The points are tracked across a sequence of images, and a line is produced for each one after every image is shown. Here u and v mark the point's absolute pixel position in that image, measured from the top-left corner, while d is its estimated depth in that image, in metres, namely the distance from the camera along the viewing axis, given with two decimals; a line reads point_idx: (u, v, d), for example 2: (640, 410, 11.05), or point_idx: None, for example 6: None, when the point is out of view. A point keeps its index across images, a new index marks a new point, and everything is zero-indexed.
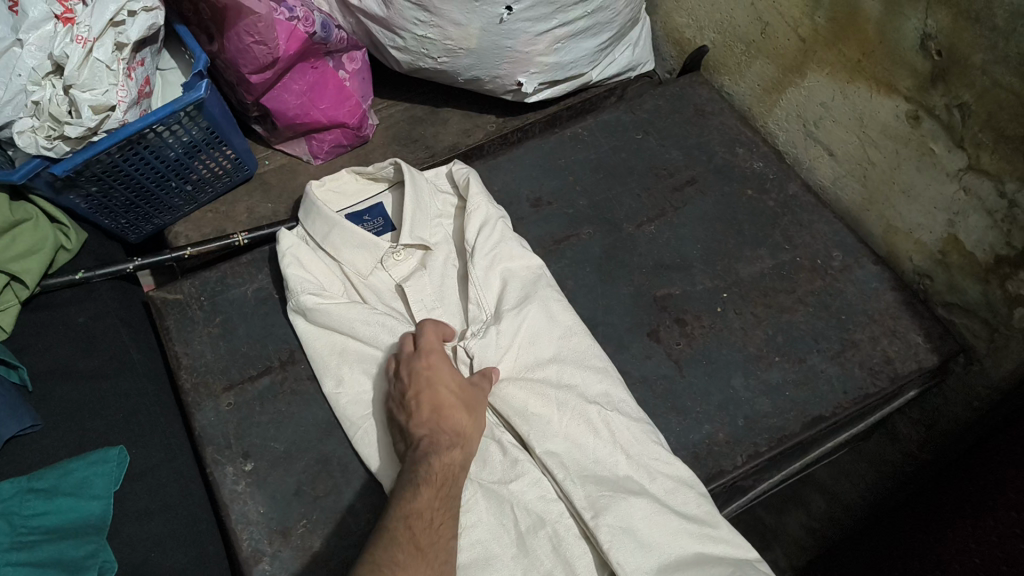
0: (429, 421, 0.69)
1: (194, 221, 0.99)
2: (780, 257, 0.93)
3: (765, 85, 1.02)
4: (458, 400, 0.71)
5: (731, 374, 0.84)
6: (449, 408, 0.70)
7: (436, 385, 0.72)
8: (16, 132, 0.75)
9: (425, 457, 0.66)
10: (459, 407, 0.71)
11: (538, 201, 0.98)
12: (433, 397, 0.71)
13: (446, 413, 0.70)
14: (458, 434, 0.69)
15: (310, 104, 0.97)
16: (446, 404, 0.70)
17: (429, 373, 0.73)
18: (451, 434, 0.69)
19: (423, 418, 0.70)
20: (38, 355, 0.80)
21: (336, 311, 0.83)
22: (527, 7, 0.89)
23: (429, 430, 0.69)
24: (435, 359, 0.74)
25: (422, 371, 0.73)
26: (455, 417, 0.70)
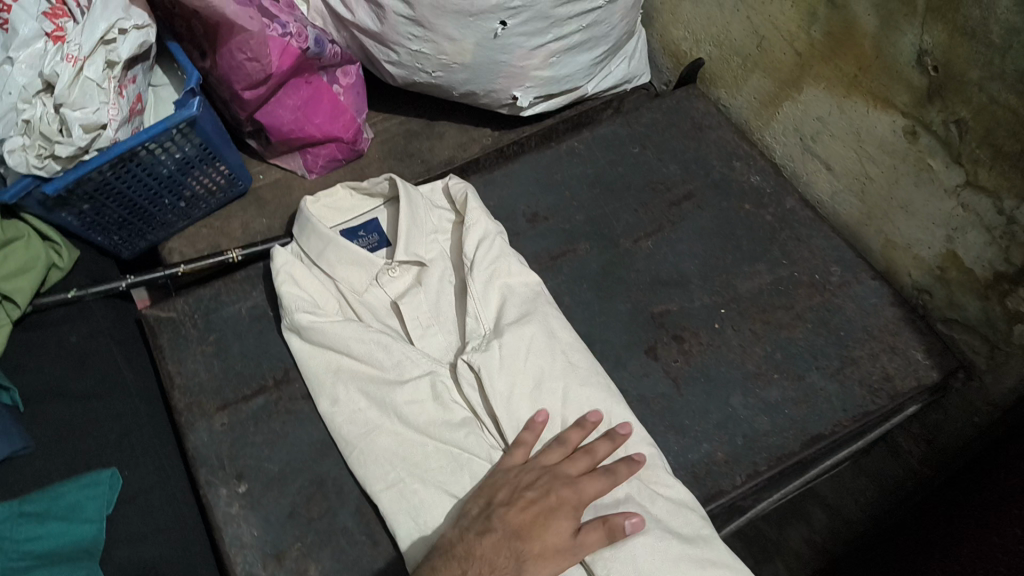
0: (501, 532, 0.68)
1: (188, 238, 0.99)
2: (779, 272, 0.92)
3: (762, 99, 1.02)
4: (551, 533, 0.68)
5: (730, 392, 0.83)
6: (541, 537, 0.68)
7: (551, 520, 0.69)
8: (6, 150, 0.74)
9: (472, 552, 0.67)
10: (546, 547, 0.68)
11: (534, 216, 0.97)
12: (537, 519, 0.69)
13: (533, 545, 0.68)
14: (520, 557, 0.67)
15: (304, 119, 0.96)
16: (535, 532, 0.68)
17: (558, 497, 0.70)
18: (521, 564, 0.67)
19: (510, 519, 0.69)
20: (29, 375, 0.79)
21: (330, 329, 0.83)
22: (521, 22, 0.89)
23: (502, 531, 0.68)
24: (581, 494, 0.71)
25: (550, 492, 0.70)
26: (536, 546, 0.68)
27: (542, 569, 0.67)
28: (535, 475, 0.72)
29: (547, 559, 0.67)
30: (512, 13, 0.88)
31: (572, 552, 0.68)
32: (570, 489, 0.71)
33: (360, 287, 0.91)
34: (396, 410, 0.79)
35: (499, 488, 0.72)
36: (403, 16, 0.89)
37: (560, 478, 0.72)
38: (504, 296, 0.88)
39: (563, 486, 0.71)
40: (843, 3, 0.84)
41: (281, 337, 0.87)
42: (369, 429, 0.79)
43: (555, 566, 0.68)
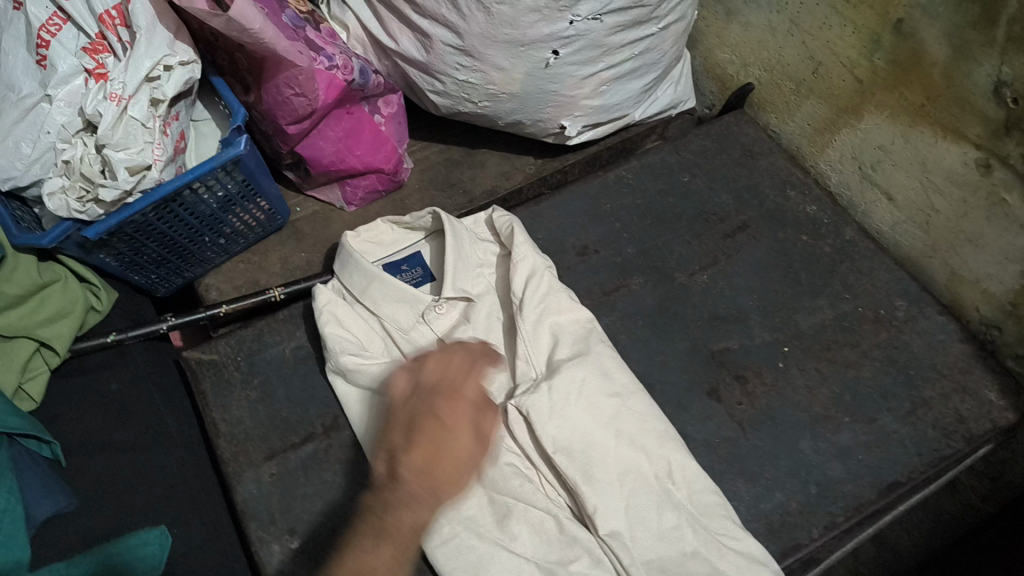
0: (409, 481, 0.55)
1: (227, 274, 0.95)
2: (841, 307, 0.89)
3: (817, 125, 0.99)
4: (443, 468, 0.56)
5: (799, 437, 0.80)
6: (443, 468, 0.56)
7: (448, 436, 0.57)
8: (46, 193, 0.71)
9: (390, 512, 0.55)
10: (454, 469, 0.57)
11: (585, 249, 0.94)
12: (433, 450, 0.56)
13: (437, 475, 0.56)
14: (438, 497, 0.56)
15: (346, 151, 0.93)
16: (441, 459, 0.56)
17: (442, 416, 0.58)
18: (437, 495, 0.56)
19: (415, 465, 0.55)
20: (71, 426, 0.75)
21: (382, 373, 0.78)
22: (574, 52, 0.86)
23: (414, 475, 0.55)
24: (475, 407, 0.60)
25: (434, 407, 0.58)
26: (445, 480, 0.56)
27: (450, 492, 0.57)
28: (422, 411, 0.58)
29: (454, 485, 0.57)
30: (565, 42, 0.84)
31: (473, 459, 0.58)
32: (458, 394, 0.59)
33: (404, 326, 0.85)
34: None
35: (394, 434, 0.58)
36: (451, 45, 0.85)
37: (439, 398, 0.59)
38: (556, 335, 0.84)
39: (454, 412, 0.58)
40: (911, 31, 0.81)
41: (327, 380, 0.83)
42: None
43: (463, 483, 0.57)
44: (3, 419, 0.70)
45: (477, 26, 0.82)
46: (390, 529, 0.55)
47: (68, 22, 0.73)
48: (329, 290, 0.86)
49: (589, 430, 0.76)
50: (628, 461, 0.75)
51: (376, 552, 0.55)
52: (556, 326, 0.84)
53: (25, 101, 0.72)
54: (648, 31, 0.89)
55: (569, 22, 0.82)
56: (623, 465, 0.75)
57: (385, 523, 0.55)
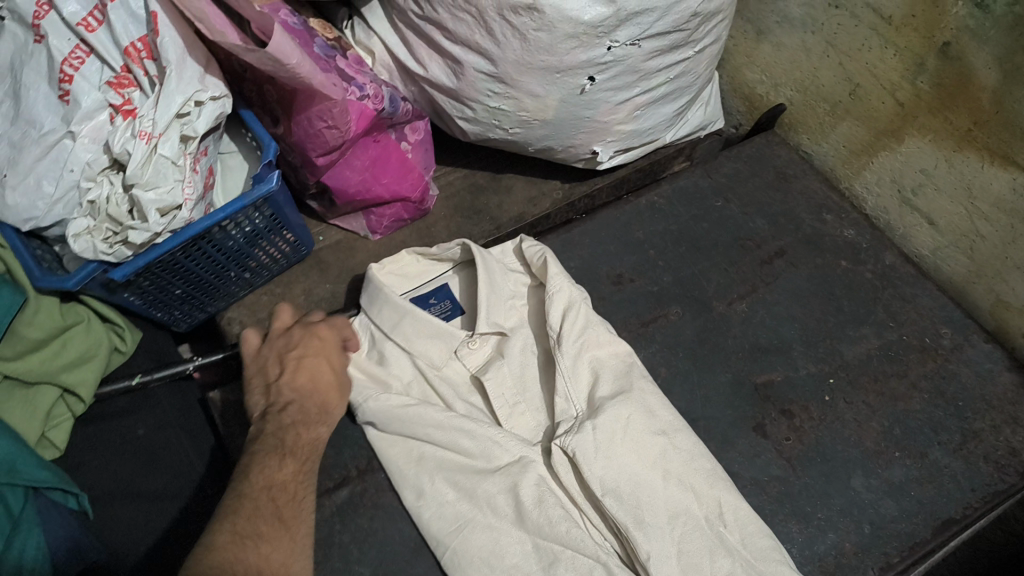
0: (295, 401, 0.70)
1: (249, 307, 0.92)
2: (886, 336, 0.87)
3: (853, 147, 0.97)
4: (329, 390, 0.73)
5: (850, 474, 0.78)
6: (323, 384, 0.72)
7: (321, 358, 0.74)
8: (72, 235, 0.68)
9: (293, 428, 0.69)
10: (334, 385, 0.73)
11: (620, 278, 0.91)
12: (310, 371, 0.72)
13: (322, 396, 0.72)
14: (325, 410, 0.72)
15: (373, 179, 0.90)
16: (322, 380, 0.73)
17: (314, 347, 0.74)
18: (326, 407, 0.72)
19: (297, 384, 0.72)
20: (94, 474, 0.73)
21: (410, 417, 0.76)
22: (610, 78, 0.83)
23: (298, 400, 0.71)
24: (333, 329, 0.77)
25: (312, 339, 0.75)
26: (326, 398, 0.72)
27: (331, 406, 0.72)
28: (302, 349, 0.74)
29: (338, 396, 0.73)
30: (602, 68, 0.82)
31: (342, 384, 0.74)
32: (326, 328, 0.76)
33: (437, 363, 0.81)
34: (489, 502, 0.73)
35: (270, 369, 0.74)
36: (484, 72, 0.83)
37: (313, 333, 0.75)
38: (595, 372, 0.80)
39: (317, 339, 0.75)
40: (959, 55, 0.79)
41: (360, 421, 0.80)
42: (462, 524, 0.73)
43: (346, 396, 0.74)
44: (26, 472, 0.66)
45: (513, 54, 0.80)
46: (292, 448, 0.68)
47: (92, 54, 0.70)
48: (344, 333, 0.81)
49: (635, 471, 0.74)
50: (678, 502, 0.73)
51: (281, 468, 0.66)
52: (594, 362, 0.81)
53: (48, 137, 0.69)
54: (685, 55, 0.87)
55: (607, 48, 0.80)
56: (672, 507, 0.72)
57: (284, 442, 0.68)
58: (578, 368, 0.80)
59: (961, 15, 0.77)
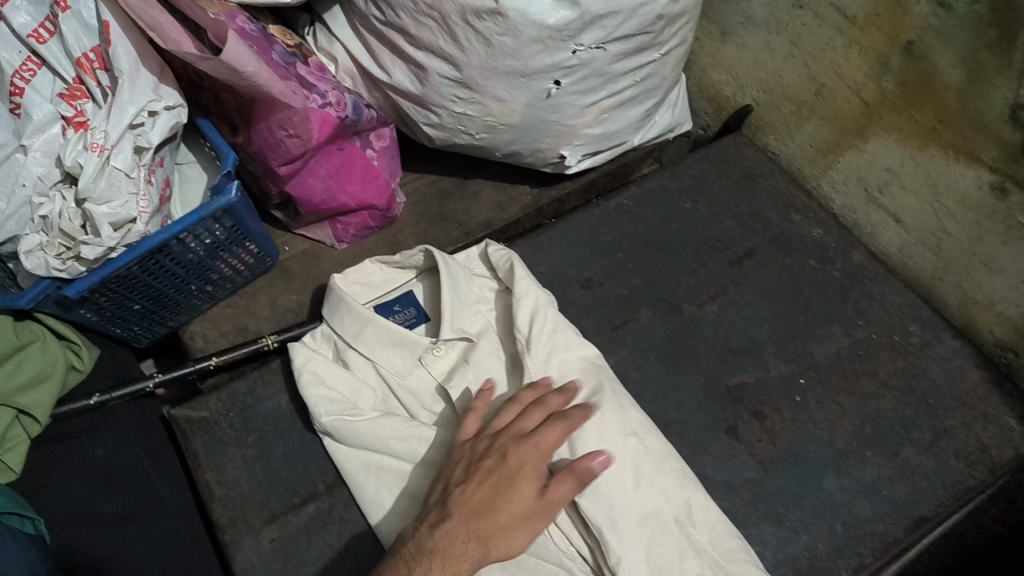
0: (457, 517, 0.65)
1: (212, 320, 0.90)
2: (856, 334, 0.87)
3: (819, 146, 0.97)
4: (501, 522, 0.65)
5: (823, 474, 0.78)
6: (498, 514, 0.65)
7: (509, 487, 0.66)
8: (23, 252, 0.66)
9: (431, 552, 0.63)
10: (508, 518, 0.65)
11: (589, 282, 0.91)
12: (490, 494, 0.66)
13: (489, 533, 0.64)
14: (484, 543, 0.64)
15: (337, 188, 0.89)
16: (491, 512, 0.65)
17: (515, 456, 0.68)
18: (487, 543, 0.64)
19: (467, 502, 0.66)
20: (52, 500, 0.69)
21: (367, 428, 0.75)
22: (576, 81, 0.82)
23: (457, 521, 0.64)
24: (541, 449, 0.68)
25: (510, 458, 0.67)
26: (496, 534, 0.64)
27: (515, 540, 0.65)
28: (499, 466, 0.67)
29: (513, 529, 0.65)
30: (568, 72, 0.81)
31: (544, 512, 0.66)
32: (530, 448, 0.68)
33: (399, 372, 0.81)
34: None
35: (458, 466, 0.69)
36: (448, 77, 0.82)
37: (530, 448, 0.68)
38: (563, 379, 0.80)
39: (532, 459, 0.68)
40: (922, 54, 0.79)
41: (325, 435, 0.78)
42: None
43: (525, 533, 0.65)
44: None
45: (478, 58, 0.79)
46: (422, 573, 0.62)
47: (43, 67, 0.68)
48: (301, 347, 0.81)
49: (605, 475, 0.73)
50: (648, 505, 0.71)
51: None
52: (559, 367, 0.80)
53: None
54: (651, 58, 0.86)
55: (572, 52, 0.79)
56: (641, 511, 0.71)
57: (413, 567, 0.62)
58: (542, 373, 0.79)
59: (924, 14, 0.77)
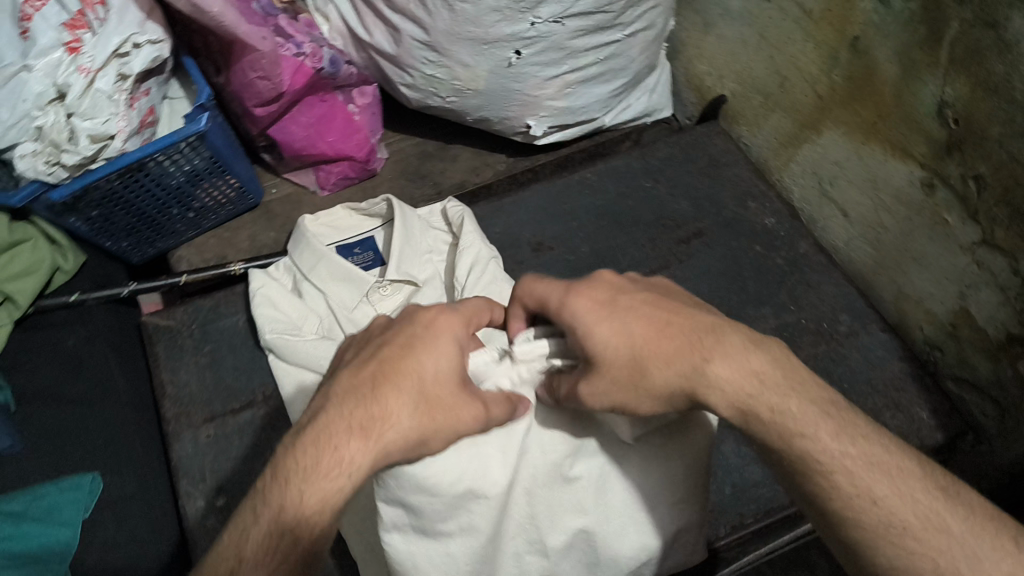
0: (355, 382, 0.53)
1: (197, 247, 1.00)
2: (785, 318, 0.92)
3: (781, 139, 1.00)
4: (427, 448, 0.54)
5: (722, 440, 0.82)
6: (398, 386, 0.53)
7: (421, 353, 0.55)
8: (17, 156, 0.75)
9: (321, 430, 0.51)
10: (413, 393, 0.53)
11: (540, 245, 0.97)
12: (395, 357, 0.54)
13: (393, 445, 0.52)
14: (378, 426, 0.52)
15: (317, 136, 0.96)
16: (392, 382, 0.53)
17: (424, 327, 0.56)
18: (381, 421, 0.52)
19: (366, 369, 0.54)
20: (26, 376, 0.80)
21: (304, 348, 0.83)
22: (536, 52, 0.87)
23: (353, 389, 0.53)
24: (461, 322, 0.57)
25: (422, 325, 0.56)
26: (397, 409, 0.52)
27: (406, 417, 0.53)
28: (457, 392, 0.54)
29: (416, 407, 0.53)
30: (527, 43, 0.86)
31: (457, 395, 0.54)
32: (449, 317, 0.57)
33: (347, 305, 0.88)
34: None
35: (416, 355, 0.55)
36: (418, 40, 0.87)
37: (439, 315, 0.57)
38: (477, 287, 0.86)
39: (439, 326, 0.56)
40: (865, 48, 0.81)
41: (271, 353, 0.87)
42: None
43: (430, 417, 0.53)
44: None
45: (443, 24, 0.84)
46: (308, 468, 0.50)
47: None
48: (260, 272, 0.89)
49: None
50: None
51: (302, 473, 0.51)
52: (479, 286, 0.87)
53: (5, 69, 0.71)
54: (613, 37, 0.90)
55: (530, 23, 0.84)
56: None
57: (306, 440, 0.52)
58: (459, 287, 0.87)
59: (867, 10, 0.79)
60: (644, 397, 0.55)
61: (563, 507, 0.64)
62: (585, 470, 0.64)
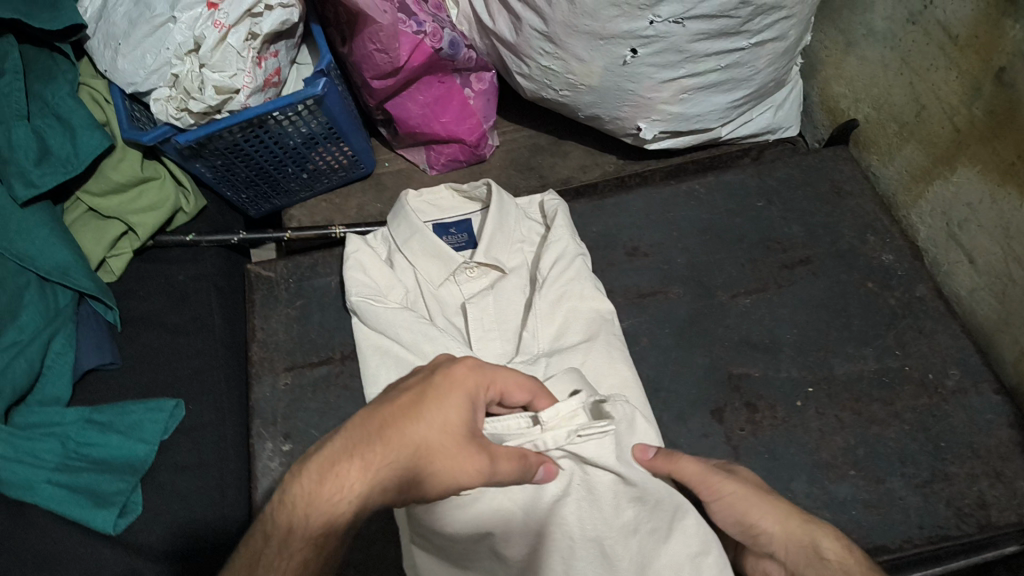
0: (360, 427, 0.56)
1: (308, 209, 1.05)
2: (887, 362, 0.84)
3: (913, 172, 0.93)
4: (427, 493, 0.57)
5: (794, 477, 0.77)
6: (397, 434, 0.55)
7: (428, 404, 0.56)
8: (153, 98, 0.82)
9: (323, 468, 0.55)
10: (412, 444, 0.55)
11: (634, 250, 0.94)
12: (402, 406, 0.56)
13: (390, 488, 0.56)
14: (376, 470, 0.55)
15: (432, 116, 0.99)
16: (393, 429, 0.56)
17: (439, 377, 0.58)
18: (379, 464, 0.55)
19: (373, 414, 0.57)
20: (137, 301, 0.88)
21: (384, 314, 0.85)
22: (654, 53, 0.86)
23: (356, 433, 0.56)
24: (476, 377, 0.58)
25: (436, 375, 0.58)
26: (392, 456, 0.55)
27: (403, 463, 0.55)
28: (461, 444, 0.57)
29: (411, 456, 0.55)
30: (645, 42, 0.84)
31: (457, 449, 0.56)
32: (464, 372, 0.58)
33: (434, 280, 0.90)
34: None
35: (424, 404, 0.56)
36: (538, 30, 0.88)
37: (456, 367, 0.58)
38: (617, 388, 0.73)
39: (454, 378, 0.58)
40: (1011, 81, 0.75)
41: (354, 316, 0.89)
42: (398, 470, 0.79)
43: (426, 466, 0.56)
44: (76, 277, 0.83)
45: (560, 14, 0.84)
46: (307, 501, 0.55)
47: None
48: (357, 238, 0.92)
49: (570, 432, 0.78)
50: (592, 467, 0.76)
51: (301, 505, 0.55)
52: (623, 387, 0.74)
53: (156, 19, 0.82)
54: (737, 44, 0.87)
55: (649, 22, 0.82)
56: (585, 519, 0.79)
57: (306, 480, 0.55)
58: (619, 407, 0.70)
59: (1017, 39, 0.73)
60: (758, 507, 0.66)
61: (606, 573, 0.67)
62: (627, 550, 0.67)
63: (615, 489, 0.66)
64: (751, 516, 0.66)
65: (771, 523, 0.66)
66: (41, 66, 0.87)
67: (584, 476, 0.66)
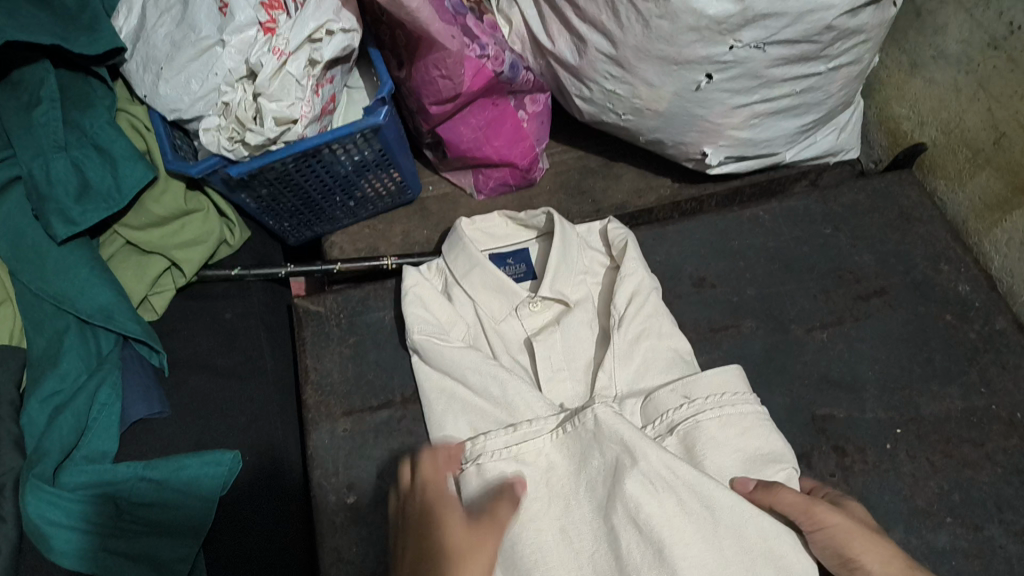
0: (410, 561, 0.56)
1: (351, 235, 0.99)
2: (973, 401, 0.81)
3: (988, 201, 0.90)
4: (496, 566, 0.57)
5: (890, 526, 0.74)
6: (445, 533, 0.56)
7: (443, 507, 0.58)
8: (202, 129, 0.75)
9: None
10: (459, 534, 0.57)
11: (701, 281, 0.90)
12: (429, 527, 0.57)
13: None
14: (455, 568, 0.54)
15: (484, 140, 0.93)
16: (441, 535, 0.56)
17: (427, 480, 0.61)
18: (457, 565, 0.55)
19: (415, 549, 0.56)
20: (181, 342, 0.82)
21: (449, 354, 0.79)
22: (729, 78, 0.82)
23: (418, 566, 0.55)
24: (439, 459, 0.64)
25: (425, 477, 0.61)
26: (460, 554, 0.55)
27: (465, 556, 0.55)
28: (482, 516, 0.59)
29: (467, 542, 0.56)
30: (721, 67, 0.80)
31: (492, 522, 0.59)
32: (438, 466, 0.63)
33: (496, 316, 0.85)
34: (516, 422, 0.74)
35: (443, 508, 0.58)
36: (605, 54, 0.83)
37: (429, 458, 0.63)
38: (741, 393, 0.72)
39: (435, 478, 0.62)
40: None
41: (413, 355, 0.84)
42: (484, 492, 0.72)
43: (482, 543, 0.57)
44: (120, 322, 0.77)
45: (633, 38, 0.80)
46: None
47: None
48: (413, 270, 0.86)
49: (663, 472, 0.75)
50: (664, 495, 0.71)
51: None
52: (719, 396, 0.72)
53: (202, 42, 0.75)
54: (814, 69, 0.83)
55: (729, 47, 0.78)
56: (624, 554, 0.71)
57: None
58: (673, 434, 0.71)
59: None
60: (861, 542, 0.64)
61: (659, 546, 0.62)
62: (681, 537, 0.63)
63: (641, 458, 0.65)
64: (852, 549, 0.63)
65: (873, 559, 0.63)
66: (76, 92, 0.81)
67: (606, 444, 0.67)
